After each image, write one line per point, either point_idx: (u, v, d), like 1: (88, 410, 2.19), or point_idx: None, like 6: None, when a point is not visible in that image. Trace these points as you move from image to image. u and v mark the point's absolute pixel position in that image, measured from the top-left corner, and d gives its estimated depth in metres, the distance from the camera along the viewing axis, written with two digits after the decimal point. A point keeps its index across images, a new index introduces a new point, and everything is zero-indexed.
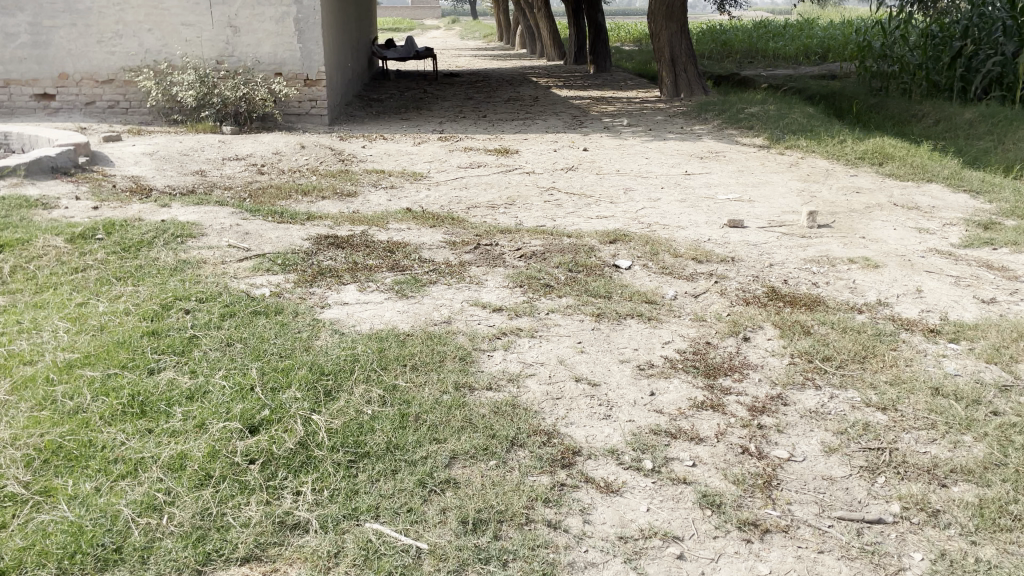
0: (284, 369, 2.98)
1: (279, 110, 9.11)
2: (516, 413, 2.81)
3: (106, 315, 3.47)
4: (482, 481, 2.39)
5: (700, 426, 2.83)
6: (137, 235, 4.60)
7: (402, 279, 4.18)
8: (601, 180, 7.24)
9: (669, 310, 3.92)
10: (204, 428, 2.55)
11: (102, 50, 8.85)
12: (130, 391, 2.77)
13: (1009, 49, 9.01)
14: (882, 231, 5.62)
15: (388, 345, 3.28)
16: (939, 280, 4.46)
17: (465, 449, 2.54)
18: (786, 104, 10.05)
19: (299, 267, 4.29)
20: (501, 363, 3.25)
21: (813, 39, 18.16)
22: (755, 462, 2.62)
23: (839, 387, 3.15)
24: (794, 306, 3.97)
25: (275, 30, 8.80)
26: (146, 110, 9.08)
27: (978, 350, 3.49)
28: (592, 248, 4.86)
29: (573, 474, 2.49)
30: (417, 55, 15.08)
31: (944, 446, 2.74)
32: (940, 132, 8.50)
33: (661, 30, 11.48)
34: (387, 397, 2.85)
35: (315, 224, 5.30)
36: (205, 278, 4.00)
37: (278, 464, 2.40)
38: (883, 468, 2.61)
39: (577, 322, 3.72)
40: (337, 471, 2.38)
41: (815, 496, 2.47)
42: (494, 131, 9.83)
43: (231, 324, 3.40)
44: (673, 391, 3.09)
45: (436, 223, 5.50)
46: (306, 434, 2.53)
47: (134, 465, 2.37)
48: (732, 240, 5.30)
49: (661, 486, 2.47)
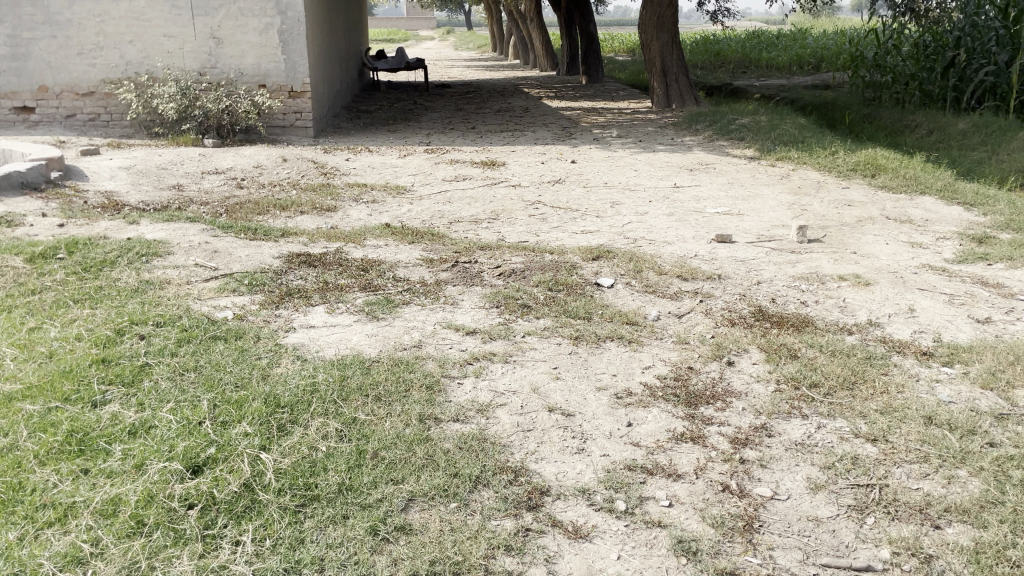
0: (238, 401, 2.81)
1: (263, 122, 8.94)
2: (482, 449, 2.64)
3: (57, 341, 3.28)
4: (440, 527, 2.23)
5: (679, 461, 2.66)
6: (100, 254, 4.41)
7: (373, 300, 4.01)
8: (588, 193, 7.08)
9: (651, 332, 3.75)
10: (142, 470, 2.39)
11: (82, 61, 8.68)
12: (68, 427, 2.60)
13: (1003, 58, 8.90)
14: (874, 246, 5.46)
15: (351, 373, 3.10)
16: (932, 298, 4.31)
17: (424, 490, 2.39)
18: (778, 115, 9.93)
19: (267, 287, 4.12)
20: (471, 392, 3.07)
21: (807, 48, 18.10)
22: (737, 501, 2.45)
23: (826, 416, 2.98)
24: (781, 327, 3.81)
25: (259, 41, 8.65)
26: (127, 123, 8.91)
27: (974, 374, 3.33)
28: (574, 265, 4.69)
29: (539, 517, 2.33)
30: (408, 66, 14.95)
31: (938, 482, 2.58)
32: (933, 143, 8.37)
33: (652, 41, 11.36)
34: (345, 431, 2.69)
35: (289, 240, 5.13)
36: (165, 300, 3.82)
37: (219, 510, 2.24)
38: (872, 507, 2.44)
39: (554, 346, 3.55)
40: (282, 518, 2.23)
41: (799, 540, 2.30)
42: (482, 143, 9.67)
43: (187, 351, 3.22)
44: (652, 422, 2.92)
45: (415, 239, 5.33)
46: (251, 475, 2.38)
47: (63, 511, 2.20)
48: (719, 256, 5.14)
49: (634, 530, 2.30)
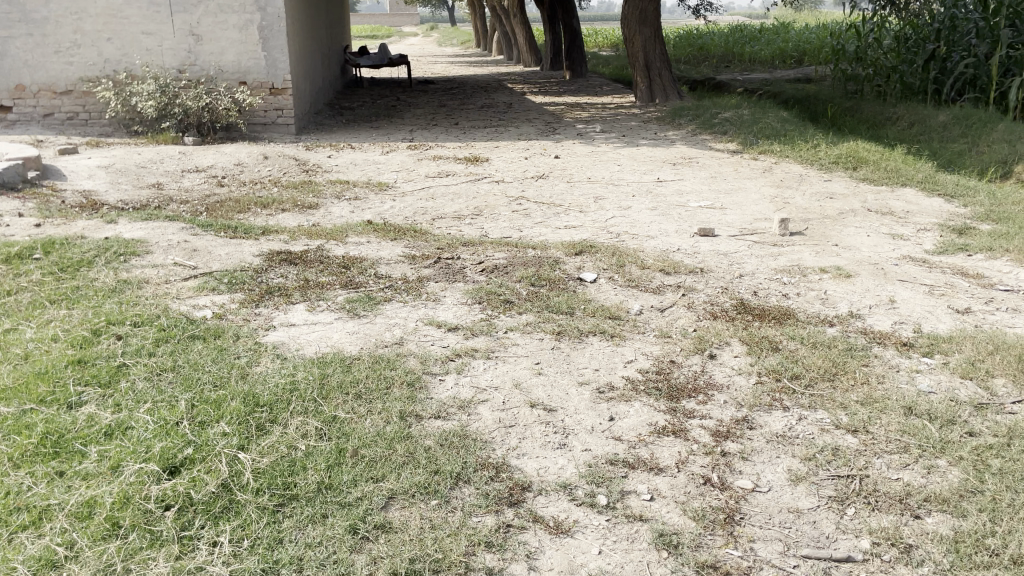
0: (216, 400, 2.79)
1: (244, 119, 8.87)
2: (464, 445, 2.63)
3: (32, 342, 3.24)
4: (420, 525, 2.23)
5: (660, 455, 2.66)
6: (77, 254, 4.36)
7: (355, 297, 3.99)
8: (571, 188, 7.07)
9: (633, 326, 3.75)
10: (118, 471, 2.37)
11: (59, 60, 8.58)
12: (43, 429, 2.57)
13: (982, 50, 8.95)
14: (855, 238, 5.49)
15: (332, 371, 3.08)
16: (913, 289, 4.33)
17: (404, 488, 2.38)
18: (760, 108, 9.95)
19: (247, 286, 4.09)
20: (452, 389, 3.05)
21: (789, 43, 18.19)
22: (717, 494, 2.45)
23: (807, 408, 2.99)
24: (762, 320, 3.81)
25: (239, 38, 8.59)
26: (106, 122, 8.82)
27: (953, 364, 3.35)
28: (556, 261, 4.68)
29: (520, 513, 2.32)
30: (391, 62, 14.88)
31: (918, 472, 2.59)
32: (913, 135, 8.43)
33: (634, 35, 11.37)
34: (324, 430, 2.67)
35: (269, 238, 5.09)
36: (144, 299, 3.78)
37: (196, 512, 2.23)
38: (853, 498, 2.45)
39: (536, 341, 3.54)
40: (261, 518, 2.21)
41: (780, 532, 2.30)
42: (465, 138, 9.64)
43: (164, 351, 3.19)
44: (633, 416, 2.91)
45: (398, 235, 5.30)
46: (229, 475, 2.37)
47: (37, 514, 2.19)
48: (702, 250, 5.14)
49: (616, 524, 2.29)
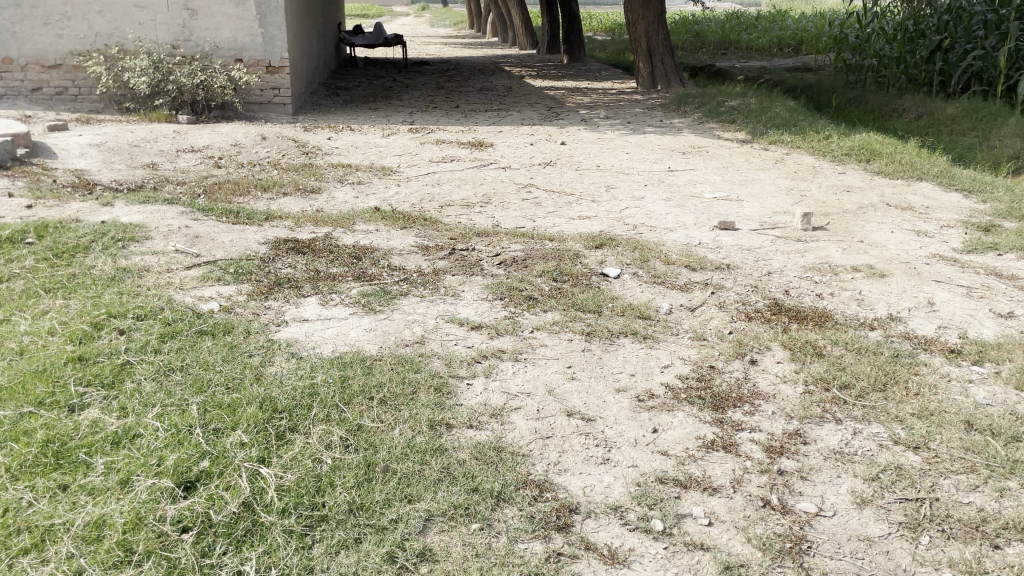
0: (231, 406, 2.58)
1: (240, 98, 8.57)
2: (500, 460, 2.43)
3: (28, 336, 3.01)
4: (464, 553, 2.04)
5: (713, 473, 2.46)
6: (73, 238, 4.11)
7: (369, 290, 3.76)
8: (581, 176, 6.85)
9: (665, 328, 3.54)
10: (128, 486, 2.16)
11: (49, 32, 8.25)
12: (43, 436, 2.35)
13: (990, 43, 8.76)
14: (880, 235, 5.31)
15: (352, 374, 2.86)
16: (950, 290, 4.15)
17: (442, 509, 2.18)
18: (767, 97, 9.73)
19: (254, 276, 3.85)
20: (482, 395, 2.84)
21: (787, 30, 18.00)
22: (779, 519, 2.27)
23: (861, 421, 2.80)
24: (800, 323, 3.62)
25: (236, 13, 8.26)
26: (96, 97, 8.51)
27: (1006, 374, 3.17)
28: (577, 254, 4.46)
29: (571, 540, 2.12)
30: (387, 41, 14.53)
31: (988, 495, 2.42)
32: (922, 127, 8.24)
33: (637, 20, 11.10)
34: (350, 440, 2.47)
35: (273, 225, 4.84)
36: (146, 289, 3.54)
37: (216, 535, 2.03)
38: (925, 525, 2.27)
39: (565, 342, 3.34)
40: (288, 543, 2.02)
41: (854, 564, 2.12)
42: (467, 122, 9.38)
43: (171, 349, 2.96)
44: (678, 428, 2.71)
45: (407, 223, 5.07)
46: (251, 493, 2.16)
47: (40, 536, 1.98)
48: (724, 244, 4.95)
49: (675, 554, 2.10)
